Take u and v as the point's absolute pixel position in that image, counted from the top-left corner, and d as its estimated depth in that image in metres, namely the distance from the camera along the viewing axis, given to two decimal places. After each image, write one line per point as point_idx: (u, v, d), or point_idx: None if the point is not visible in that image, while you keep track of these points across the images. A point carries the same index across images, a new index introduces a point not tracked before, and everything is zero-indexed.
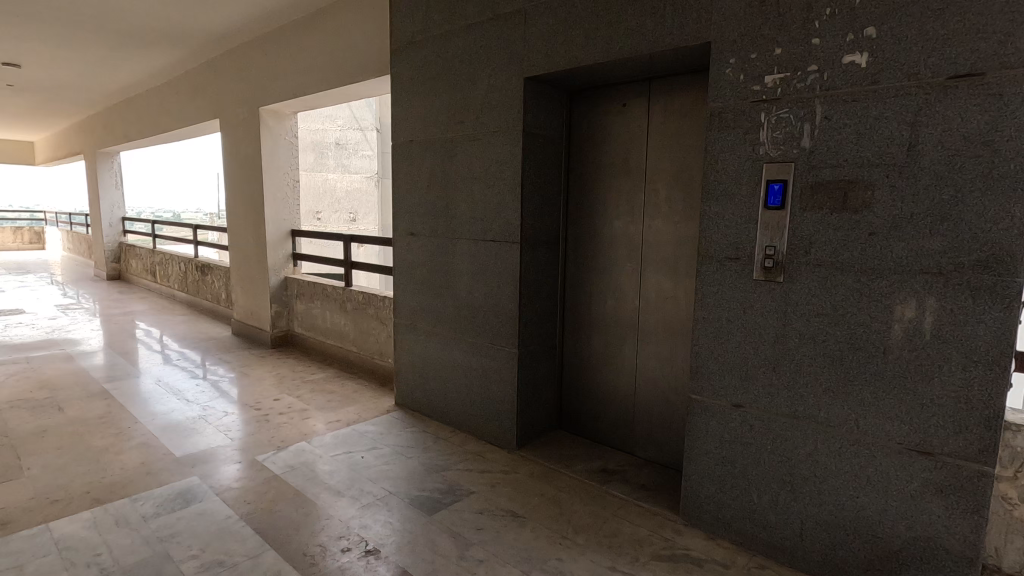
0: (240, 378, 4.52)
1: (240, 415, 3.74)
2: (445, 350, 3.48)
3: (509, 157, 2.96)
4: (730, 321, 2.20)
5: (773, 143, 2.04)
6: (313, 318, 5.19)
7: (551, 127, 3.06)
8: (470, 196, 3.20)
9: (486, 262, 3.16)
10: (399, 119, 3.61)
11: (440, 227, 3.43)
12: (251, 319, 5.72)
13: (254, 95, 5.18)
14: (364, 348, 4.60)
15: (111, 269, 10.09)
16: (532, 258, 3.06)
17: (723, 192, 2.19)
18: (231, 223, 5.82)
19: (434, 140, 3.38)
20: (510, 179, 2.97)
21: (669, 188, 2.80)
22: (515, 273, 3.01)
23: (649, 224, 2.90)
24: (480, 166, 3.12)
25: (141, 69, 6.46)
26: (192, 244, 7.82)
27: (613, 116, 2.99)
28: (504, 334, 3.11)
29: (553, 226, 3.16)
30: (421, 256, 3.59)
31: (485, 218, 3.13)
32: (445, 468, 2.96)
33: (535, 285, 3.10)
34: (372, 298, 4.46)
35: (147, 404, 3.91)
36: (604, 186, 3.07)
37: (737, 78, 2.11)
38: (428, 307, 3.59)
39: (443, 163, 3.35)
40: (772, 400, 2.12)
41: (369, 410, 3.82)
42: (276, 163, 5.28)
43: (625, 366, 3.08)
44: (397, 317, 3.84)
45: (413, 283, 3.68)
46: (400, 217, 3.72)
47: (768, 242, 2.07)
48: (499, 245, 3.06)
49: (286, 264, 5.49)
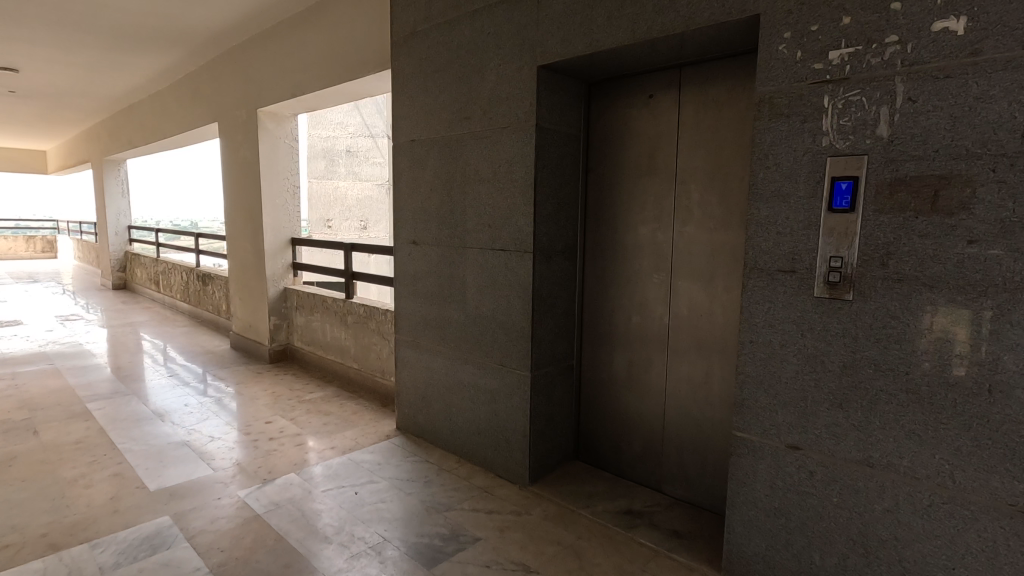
0: (233, 397, 4.22)
1: (228, 440, 3.42)
2: (451, 371, 3.14)
3: (521, 156, 2.63)
4: (783, 346, 1.85)
5: (838, 132, 1.69)
6: (313, 331, 4.90)
7: (567, 122, 2.73)
8: (477, 201, 2.88)
9: (495, 274, 2.82)
10: (400, 117, 3.30)
11: (444, 235, 3.10)
12: (250, 332, 5.44)
13: (252, 96, 4.93)
14: (366, 364, 4.29)
15: (117, 278, 9.95)
16: (547, 269, 2.72)
17: (775, 192, 1.83)
18: (230, 231, 5.55)
19: (438, 139, 3.06)
20: (522, 181, 2.64)
21: (703, 189, 2.45)
22: (527, 286, 2.67)
23: (680, 231, 2.55)
24: (488, 167, 2.80)
25: (141, 73, 6.25)
26: (195, 253, 7.60)
27: (638, 109, 2.66)
28: (515, 355, 2.77)
29: (570, 234, 2.82)
30: (425, 266, 3.26)
31: (494, 225, 2.80)
32: (448, 507, 2.61)
33: (550, 300, 2.76)
34: (374, 311, 4.14)
35: (130, 426, 3.60)
36: (628, 189, 2.73)
37: (793, 56, 1.76)
38: (431, 323, 3.26)
39: (448, 164, 3.03)
40: (839, 443, 1.75)
41: (367, 435, 3.49)
42: (275, 168, 5.02)
43: (652, 391, 2.72)
44: (399, 332, 3.51)
45: (416, 297, 3.35)
46: (401, 224, 3.40)
47: (833, 251, 1.71)
48: (510, 255, 2.73)
49: (285, 274, 5.20)
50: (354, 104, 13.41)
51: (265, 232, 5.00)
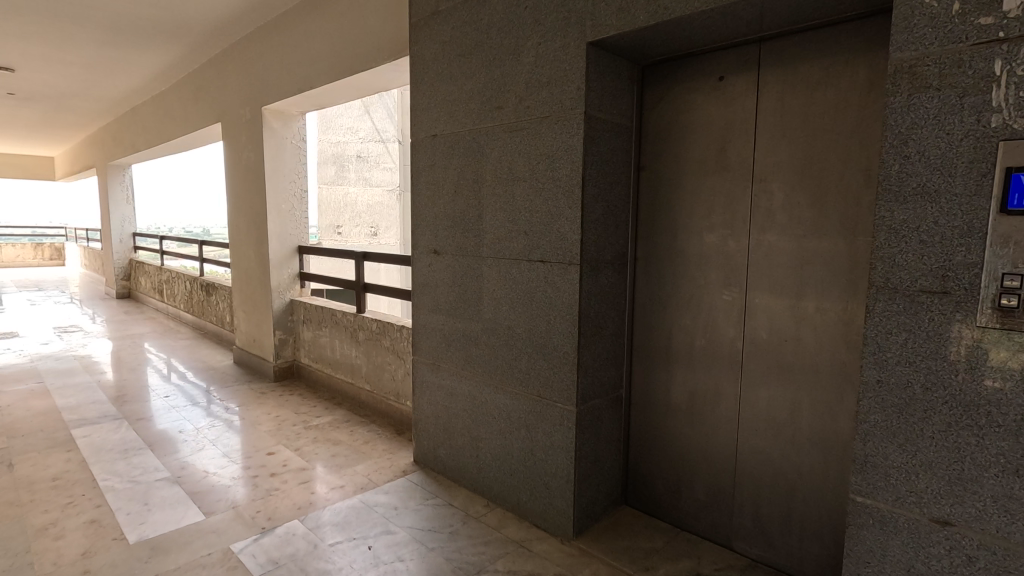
0: (233, 422, 3.82)
1: (224, 476, 3.01)
2: (477, 399, 2.73)
3: (565, 150, 2.22)
4: (926, 391, 1.42)
5: (1018, 108, 1.26)
6: (321, 348, 4.51)
7: (618, 111, 2.31)
8: (510, 203, 2.47)
9: (531, 289, 2.41)
10: (420, 109, 2.90)
11: (471, 243, 2.70)
12: (254, 347, 5.06)
13: (256, 92, 4.56)
14: (379, 386, 3.88)
15: (121, 287, 9.65)
16: (594, 285, 2.30)
17: (918, 189, 1.41)
18: (233, 238, 5.18)
19: (464, 133, 2.67)
20: (567, 180, 2.22)
21: (789, 188, 2.03)
22: (573, 305, 2.25)
23: (757, 239, 2.12)
24: (524, 163, 2.39)
25: (141, 71, 5.92)
26: (199, 262, 7.25)
27: (705, 94, 2.24)
28: (557, 386, 2.35)
29: (620, 242, 2.41)
30: (447, 279, 2.86)
31: (531, 232, 2.38)
32: (479, 568, 2.19)
33: (598, 321, 2.34)
34: (387, 328, 3.74)
35: (115, 458, 3.20)
36: (690, 189, 2.31)
37: (948, 8, 1.33)
38: (454, 343, 2.85)
39: (475, 161, 2.62)
40: (1013, 522, 1.32)
41: (380, 470, 3.08)
42: (281, 170, 4.64)
43: (719, 429, 2.29)
44: (417, 353, 3.11)
45: (437, 314, 2.94)
46: (420, 231, 3.00)
47: (1009, 267, 1.28)
48: (551, 267, 2.31)
49: (292, 284, 4.82)
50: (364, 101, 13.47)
51: (270, 239, 4.62)
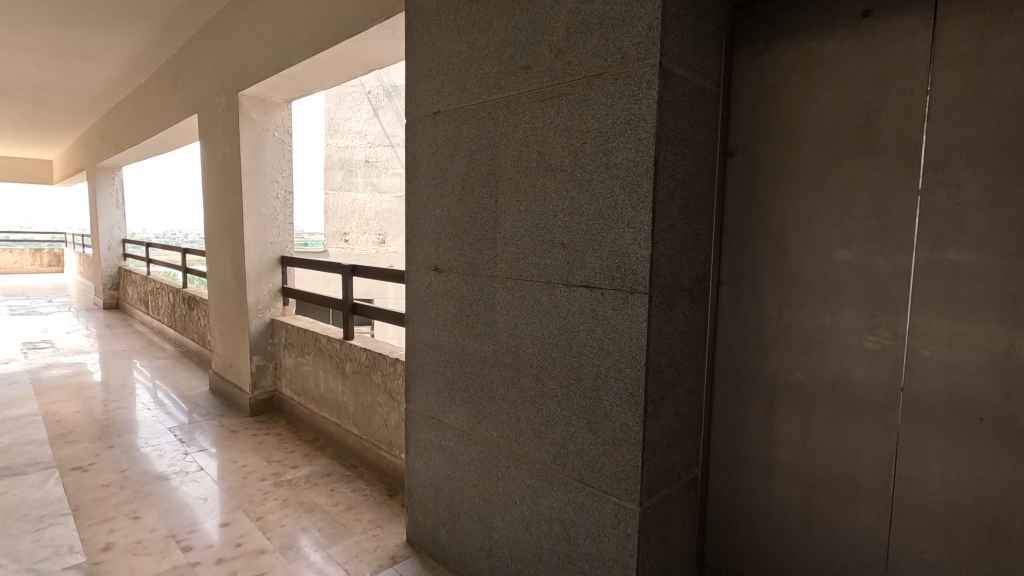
0: (192, 473, 3.09)
1: (157, 562, 2.27)
2: (492, 473, 1.99)
3: (627, 123, 1.49)
4: None
5: None
6: (303, 378, 3.80)
7: (702, 68, 1.58)
8: (539, 203, 1.74)
9: (570, 327, 1.67)
10: (418, 79, 2.19)
11: (484, 259, 1.97)
12: (229, 373, 4.36)
13: (232, 75, 3.88)
14: (368, 430, 3.16)
15: (108, 297, 9.06)
16: (668, 322, 1.56)
17: None
18: (209, 246, 4.51)
19: (477, 106, 1.94)
20: (629, 166, 1.49)
21: (992, 178, 1.28)
22: (637, 353, 1.50)
23: (930, 258, 1.36)
24: (561, 145, 1.66)
25: (115, 59, 5.30)
26: (183, 272, 6.60)
27: (838, 39, 1.49)
28: (609, 470, 1.60)
29: (700, 260, 1.66)
30: (451, 306, 2.13)
31: (572, 243, 1.65)
32: None
33: (670, 375, 1.60)
34: (377, 359, 3.02)
35: (21, 530, 2.46)
36: (811, 182, 1.56)
37: None
38: (461, 393, 2.11)
39: (492, 146, 1.89)
40: None
41: (362, 555, 2.34)
42: (261, 167, 3.95)
43: (857, 541, 1.52)
44: (412, 401, 2.38)
45: (438, 351, 2.21)
46: (416, 242, 2.28)
47: None
48: (602, 296, 1.58)
49: (273, 302, 4.12)
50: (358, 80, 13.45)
51: (246, 249, 3.93)
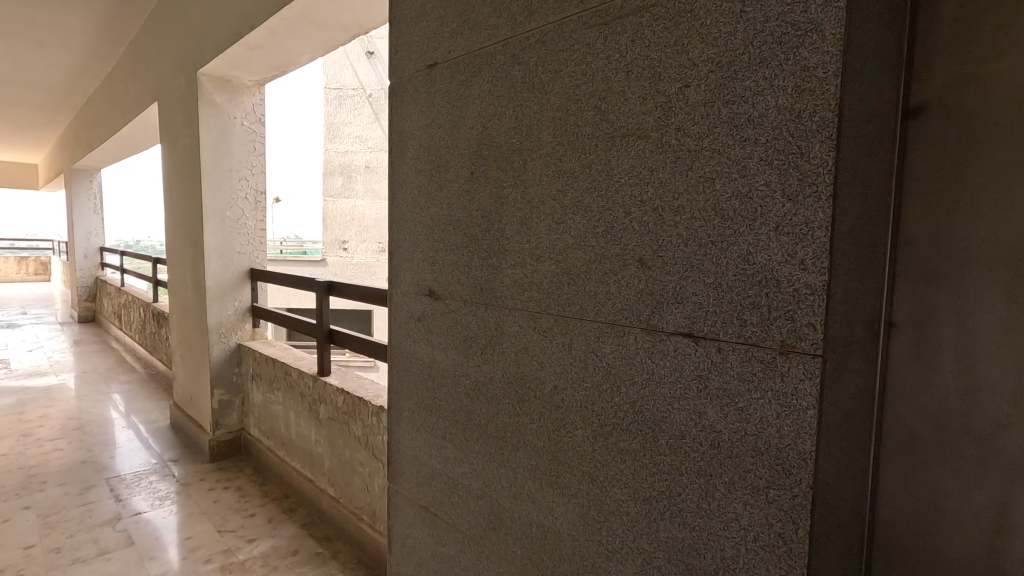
0: (116, 552, 2.39)
1: None
2: None
3: (776, 43, 0.81)
4: None
5: None
6: (272, 419, 3.11)
7: None
8: (598, 195, 1.06)
9: (655, 402, 0.98)
10: (405, 22, 1.53)
11: (503, 284, 1.28)
12: (191, 407, 3.68)
13: (191, 50, 3.23)
14: (343, 493, 2.48)
15: (84, 308, 8.45)
16: (838, 403, 0.87)
17: None
18: (170, 255, 3.84)
19: (494, 50, 1.27)
20: (781, 120, 0.81)
21: None
22: (795, 467, 0.81)
23: None
24: (640, 96, 0.98)
25: (72, 43, 4.65)
26: (156, 283, 5.94)
27: None
28: None
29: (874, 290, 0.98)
30: (452, 352, 1.44)
31: (659, 260, 0.97)
32: None
33: (836, 495, 0.90)
34: (357, 406, 2.33)
35: None
36: None
37: None
38: (466, 481, 1.43)
39: (518, 109, 1.22)
40: None
41: None
42: (226, 161, 3.29)
43: None
44: (397, 480, 1.69)
45: (433, 414, 1.53)
46: (403, 256, 1.60)
47: None
48: (720, 356, 0.89)
49: (240, 324, 3.45)
50: (359, 83, 12.97)
51: (207, 259, 3.26)
